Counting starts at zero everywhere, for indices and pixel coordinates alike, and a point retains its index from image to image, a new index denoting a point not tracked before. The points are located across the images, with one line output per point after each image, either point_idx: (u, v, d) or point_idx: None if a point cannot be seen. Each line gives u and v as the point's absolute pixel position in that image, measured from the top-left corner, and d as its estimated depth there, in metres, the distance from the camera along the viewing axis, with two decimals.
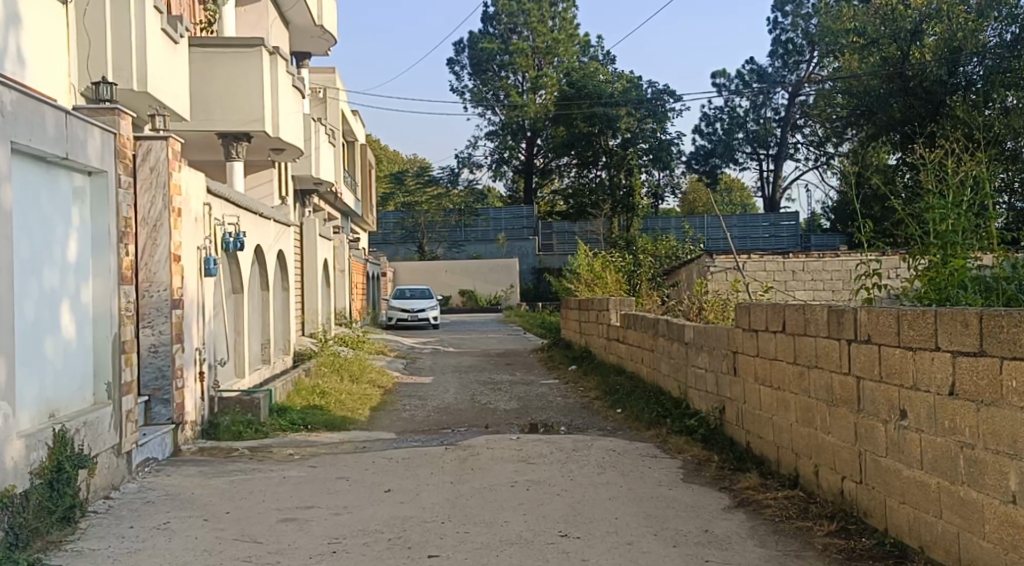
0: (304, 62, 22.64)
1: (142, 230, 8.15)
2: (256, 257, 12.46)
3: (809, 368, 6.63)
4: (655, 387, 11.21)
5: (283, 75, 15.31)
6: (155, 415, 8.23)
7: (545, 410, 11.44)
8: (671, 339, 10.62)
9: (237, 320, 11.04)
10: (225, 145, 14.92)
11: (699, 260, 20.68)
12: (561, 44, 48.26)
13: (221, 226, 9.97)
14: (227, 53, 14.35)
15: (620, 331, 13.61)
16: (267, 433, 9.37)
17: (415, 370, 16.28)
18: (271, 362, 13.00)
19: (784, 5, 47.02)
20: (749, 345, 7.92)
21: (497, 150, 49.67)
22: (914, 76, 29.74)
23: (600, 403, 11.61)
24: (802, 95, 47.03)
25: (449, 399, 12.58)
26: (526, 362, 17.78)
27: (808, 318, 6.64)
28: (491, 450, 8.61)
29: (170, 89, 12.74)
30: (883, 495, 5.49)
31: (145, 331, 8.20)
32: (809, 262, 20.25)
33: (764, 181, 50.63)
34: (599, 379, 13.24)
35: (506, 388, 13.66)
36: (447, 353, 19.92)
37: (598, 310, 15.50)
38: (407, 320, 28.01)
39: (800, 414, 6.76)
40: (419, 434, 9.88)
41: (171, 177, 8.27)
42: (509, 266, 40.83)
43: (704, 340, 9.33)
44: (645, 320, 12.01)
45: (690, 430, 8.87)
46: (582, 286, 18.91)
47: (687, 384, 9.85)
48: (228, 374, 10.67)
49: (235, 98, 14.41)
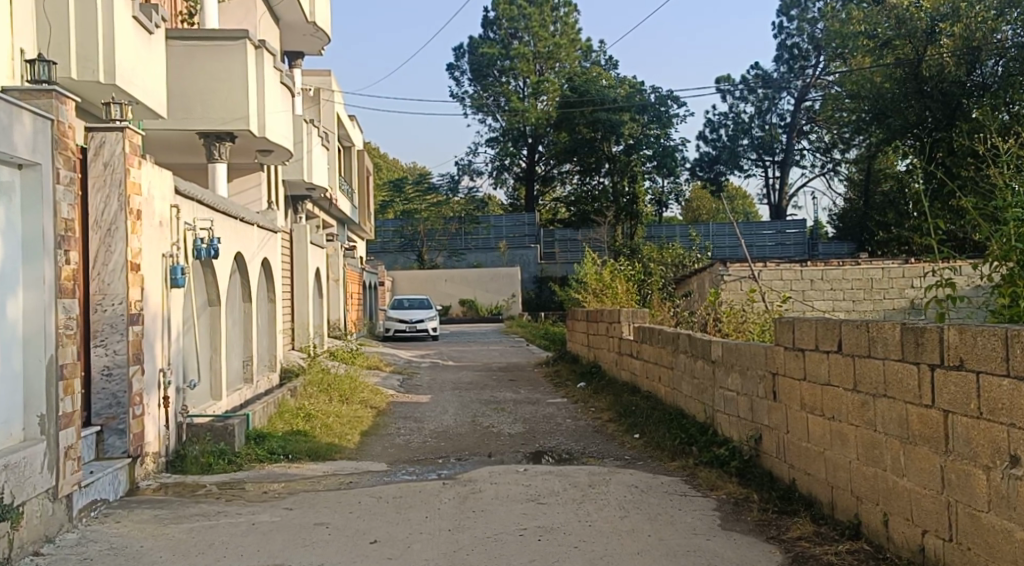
0: (297, 61, 21.66)
1: (95, 234, 7.16)
2: (236, 266, 11.39)
3: (874, 396, 5.56)
4: (675, 409, 10.17)
5: (270, 69, 14.25)
6: (108, 448, 7.12)
7: (554, 435, 10.36)
8: (694, 356, 9.57)
9: (213, 336, 9.99)
10: (206, 145, 13.88)
11: (713, 268, 19.60)
12: (563, 48, 47.14)
13: (191, 230, 8.90)
14: (209, 46, 13.31)
15: (633, 346, 12.56)
16: (241, 465, 8.30)
17: (411, 388, 15.18)
18: (254, 381, 11.92)
19: (790, 9, 45.63)
20: (792, 366, 6.85)
21: (499, 157, 48.50)
22: (929, 77, 29.06)
23: (615, 426, 10.52)
24: (809, 100, 46.27)
25: (449, 422, 11.49)
26: (530, 377, 16.70)
27: (872, 336, 5.59)
28: (496, 485, 7.51)
29: (145, 82, 11.72)
30: (986, 561, 4.47)
31: (98, 352, 7.13)
32: (828, 270, 19.15)
33: (769, 188, 49.55)
34: (611, 398, 12.17)
35: (511, 408, 12.57)
36: (445, 367, 18.83)
37: (608, 322, 14.46)
38: (405, 330, 26.94)
39: (861, 451, 5.70)
40: (414, 464, 8.78)
41: (129, 174, 7.29)
42: (512, 275, 39.82)
43: (734, 359, 8.28)
44: (663, 334, 10.95)
45: (721, 463, 7.81)
46: (590, 295, 17.82)
47: (715, 408, 8.80)
48: (201, 396, 9.60)
49: (217, 93, 13.40)
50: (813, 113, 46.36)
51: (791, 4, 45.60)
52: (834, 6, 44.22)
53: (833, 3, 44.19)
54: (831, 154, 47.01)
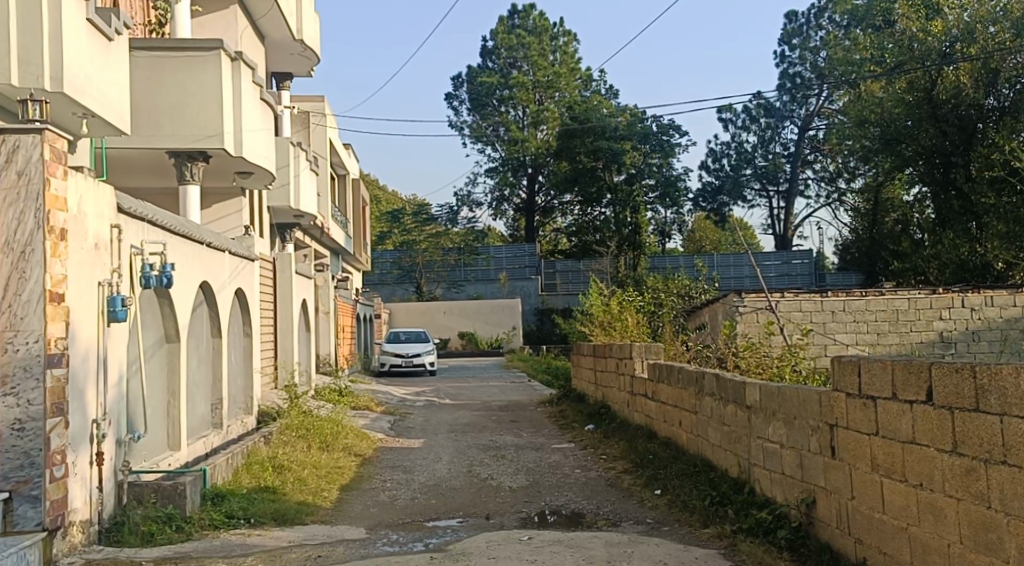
0: (285, 83, 20.53)
1: (5, 258, 6.04)
2: (203, 296, 10.11)
3: (990, 464, 4.35)
4: (698, 460, 8.87)
5: (249, 83, 13.07)
6: (18, 520, 5.89)
7: (562, 489, 9.04)
8: (724, 400, 8.30)
9: (171, 377, 8.74)
10: (177, 165, 12.66)
11: (726, 298, 18.35)
12: (563, 78, 45.93)
13: (137, 255, 7.64)
14: (180, 57, 12.14)
15: (648, 387, 11.26)
16: (191, 532, 7.01)
17: (403, 430, 13.83)
18: (223, 426, 10.62)
19: (792, 38, 44.78)
20: (858, 418, 5.58)
21: (498, 188, 47.25)
22: (945, 104, 27.79)
23: (631, 479, 9.20)
24: (813, 130, 45.29)
25: (441, 472, 10.14)
26: (532, 418, 15.40)
27: (983, 386, 4.35)
28: (495, 561, 6.20)
29: (103, 93, 10.43)
30: None
31: (7, 401, 5.96)
32: (851, 300, 17.85)
33: (774, 219, 48.30)
34: (626, 445, 10.86)
35: (513, 456, 11.24)
36: (441, 406, 17.49)
37: (618, 357, 13.20)
38: (401, 366, 25.64)
39: (966, 532, 4.47)
40: (397, 530, 7.46)
41: (50, 185, 6.16)
42: (512, 307, 38.49)
43: (776, 405, 7.00)
44: (685, 372, 9.65)
45: (765, 531, 6.51)
46: (597, 328, 16.55)
47: (751, 462, 7.52)
48: (154, 448, 8.34)
49: (189, 108, 12.20)
50: (818, 142, 45.45)
51: (794, 33, 44.76)
52: (837, 34, 43.24)
53: (837, 31, 43.30)
54: (836, 183, 45.77)
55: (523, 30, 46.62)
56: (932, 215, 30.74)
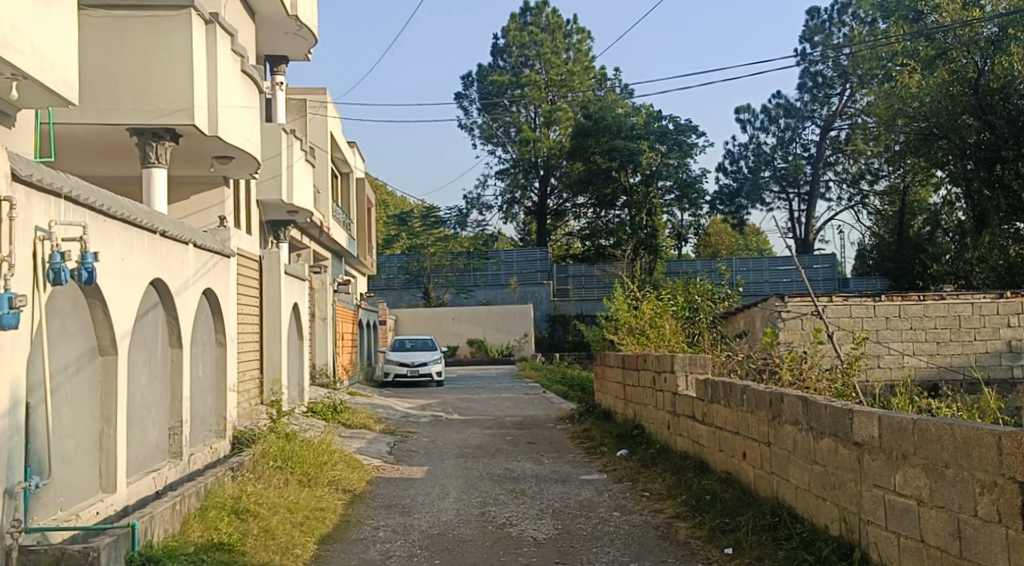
0: (280, 68, 18.64)
1: None
2: (156, 296, 8.19)
3: None
4: (774, 507, 6.90)
5: (227, 53, 11.16)
6: None
7: (603, 543, 7.10)
8: (817, 432, 6.32)
9: (106, 400, 6.85)
10: (140, 145, 10.66)
11: (766, 303, 16.39)
12: (577, 75, 44.01)
13: (46, 241, 5.76)
14: (143, 18, 10.24)
15: (697, 409, 9.30)
16: None
17: (404, 454, 11.92)
18: (184, 457, 8.68)
19: (814, 35, 42.88)
20: None
21: (509, 190, 45.63)
22: (994, 92, 25.38)
23: (688, 529, 7.25)
24: (835, 131, 42.95)
25: (447, 516, 8.16)
26: (553, 439, 13.46)
27: None
28: None
29: (48, 50, 7.86)
30: None
31: None
32: (906, 305, 15.81)
33: (794, 221, 46.08)
34: (673, 479, 8.90)
35: (534, 490, 9.31)
36: (448, 423, 15.54)
37: (654, 373, 11.24)
38: (406, 375, 23.74)
39: None
40: None
41: None
42: (524, 313, 36.48)
43: (910, 445, 5.05)
44: (753, 392, 7.65)
45: None
46: (627, 336, 14.60)
47: (864, 519, 5.61)
48: (78, 491, 6.49)
49: (154, 78, 10.28)
50: (840, 143, 43.24)
51: (816, 30, 42.90)
52: (861, 30, 41.14)
53: (862, 25, 41.11)
54: (859, 185, 43.38)
55: (535, 27, 45.05)
56: (969, 214, 28.51)
